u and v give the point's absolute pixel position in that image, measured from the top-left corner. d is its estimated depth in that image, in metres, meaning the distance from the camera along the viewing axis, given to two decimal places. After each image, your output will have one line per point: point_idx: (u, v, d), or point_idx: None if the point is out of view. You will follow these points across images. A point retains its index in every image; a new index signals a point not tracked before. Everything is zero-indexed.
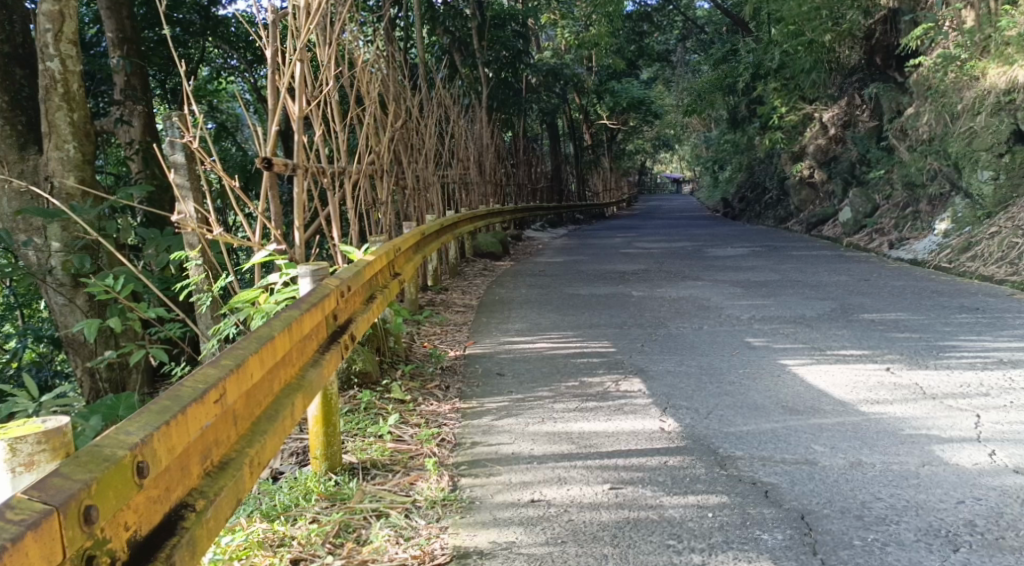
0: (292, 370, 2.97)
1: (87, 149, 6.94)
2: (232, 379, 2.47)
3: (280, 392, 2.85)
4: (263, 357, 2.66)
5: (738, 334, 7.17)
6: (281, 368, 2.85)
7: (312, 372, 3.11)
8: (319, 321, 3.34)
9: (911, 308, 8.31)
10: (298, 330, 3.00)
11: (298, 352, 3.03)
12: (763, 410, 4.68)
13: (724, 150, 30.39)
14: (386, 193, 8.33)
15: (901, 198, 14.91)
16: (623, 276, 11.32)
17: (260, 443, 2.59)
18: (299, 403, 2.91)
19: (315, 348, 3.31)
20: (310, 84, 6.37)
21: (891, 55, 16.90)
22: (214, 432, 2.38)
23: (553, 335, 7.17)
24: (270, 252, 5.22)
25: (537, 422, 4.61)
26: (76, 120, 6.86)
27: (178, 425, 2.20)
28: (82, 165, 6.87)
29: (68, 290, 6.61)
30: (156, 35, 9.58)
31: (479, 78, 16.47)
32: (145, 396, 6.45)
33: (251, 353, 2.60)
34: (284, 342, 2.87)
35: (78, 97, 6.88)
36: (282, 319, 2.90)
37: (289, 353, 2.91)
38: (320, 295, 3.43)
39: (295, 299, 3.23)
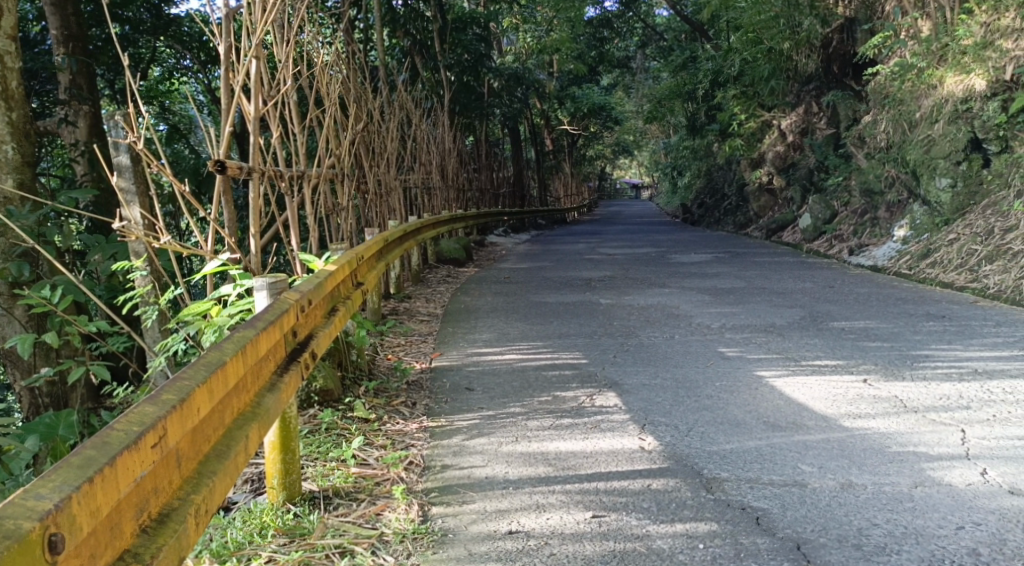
0: (246, 398, 2.70)
1: (26, 150, 6.55)
2: (174, 418, 2.19)
3: (233, 424, 2.58)
4: (212, 389, 2.39)
5: (710, 344, 6.98)
6: (234, 396, 2.58)
7: (268, 398, 2.84)
8: (276, 340, 3.06)
9: (879, 316, 8.18)
10: (253, 352, 2.72)
11: (253, 375, 2.76)
12: (745, 426, 4.48)
13: (684, 156, 30.36)
14: (347, 199, 8.05)
15: (859, 204, 14.84)
16: (589, 283, 11.12)
17: (209, 487, 2.32)
18: (254, 434, 2.64)
19: (272, 371, 3.04)
20: (268, 83, 6.10)
21: (848, 63, 17.01)
22: (152, 480, 2.11)
23: (521, 346, 6.94)
24: (223, 262, 4.94)
25: (510, 442, 4.37)
26: (15, 120, 6.52)
27: (104, 481, 1.92)
28: (22, 167, 6.46)
29: (5, 300, 6.17)
30: (105, 33, 9.22)
31: (440, 82, 16.22)
32: (89, 412, 6.10)
33: (198, 385, 2.33)
34: (237, 367, 2.59)
35: (18, 95, 6.55)
36: (235, 341, 2.63)
37: (242, 379, 2.64)
38: (279, 311, 3.16)
39: (250, 316, 2.95)
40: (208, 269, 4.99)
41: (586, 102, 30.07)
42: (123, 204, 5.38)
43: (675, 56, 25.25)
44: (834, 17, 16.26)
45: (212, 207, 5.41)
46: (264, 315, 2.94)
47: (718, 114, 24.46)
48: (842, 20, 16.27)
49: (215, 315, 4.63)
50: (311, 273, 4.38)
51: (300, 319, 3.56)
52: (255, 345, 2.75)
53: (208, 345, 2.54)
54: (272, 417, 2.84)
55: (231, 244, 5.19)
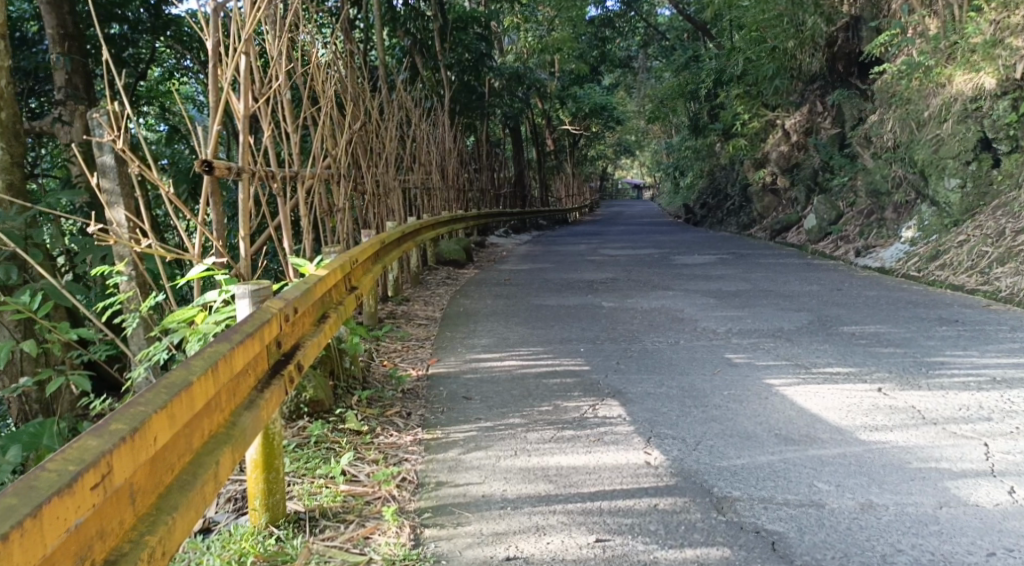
0: (220, 419, 2.48)
1: (16, 150, 6.35)
2: (121, 453, 1.98)
3: (201, 449, 2.37)
4: (174, 414, 2.18)
5: (716, 350, 6.76)
6: (204, 418, 2.37)
7: (245, 418, 2.62)
8: (257, 353, 2.85)
9: (889, 320, 7.96)
10: (228, 368, 2.51)
11: (229, 391, 2.55)
12: (756, 439, 4.25)
13: (686, 156, 30.14)
14: (343, 201, 7.83)
15: (865, 204, 14.63)
16: (591, 285, 10.90)
17: (167, 525, 2.11)
18: (227, 459, 2.44)
19: (252, 386, 2.82)
20: (259, 80, 5.87)
21: (853, 62, 16.75)
22: (97, 522, 1.90)
23: (521, 351, 6.72)
24: (209, 267, 4.71)
25: (509, 456, 4.15)
26: (4, 120, 6.30)
27: (28, 534, 1.71)
28: (11, 168, 6.26)
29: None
30: (103, 33, 9.01)
31: (440, 82, 16.00)
32: (81, 420, 5.89)
33: (156, 412, 2.11)
34: (206, 389, 2.37)
35: (7, 94, 6.35)
36: (204, 358, 2.41)
37: (213, 399, 2.42)
38: (260, 321, 2.94)
39: (228, 327, 2.73)
40: (193, 274, 4.76)
41: (587, 102, 29.84)
42: (107, 207, 5.22)
43: (677, 56, 25.04)
44: (838, 15, 15.99)
45: (200, 209, 5.20)
46: (242, 325, 2.73)
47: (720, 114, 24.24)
48: (848, 18, 16.08)
49: (200, 321, 4.39)
50: (301, 278, 4.16)
51: (286, 328, 3.34)
52: (230, 361, 2.53)
53: (174, 364, 2.33)
54: (251, 438, 2.63)
55: (218, 248, 4.97)
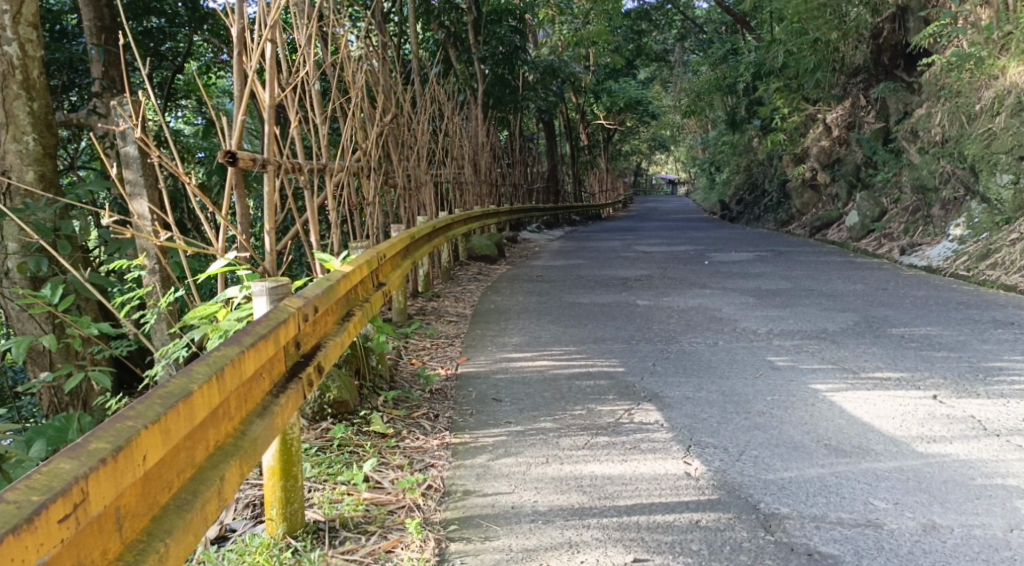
0: (226, 430, 2.32)
1: (48, 141, 6.21)
2: (98, 477, 1.81)
3: (204, 463, 2.21)
4: (166, 430, 2.02)
5: (758, 352, 6.48)
6: (207, 429, 2.21)
7: (257, 426, 2.45)
8: (273, 355, 2.67)
9: (938, 322, 7.64)
10: (235, 374, 2.33)
11: (238, 397, 2.38)
12: (805, 450, 4.00)
13: (723, 151, 29.72)
14: (374, 195, 7.64)
15: (910, 201, 14.20)
16: (626, 282, 10.65)
17: (157, 553, 1.95)
18: (233, 472, 2.27)
19: (267, 391, 2.64)
20: (285, 69, 5.69)
21: (899, 54, 16.32)
22: (71, 555, 1.74)
23: (555, 351, 6.49)
24: (230, 262, 4.53)
25: (540, 464, 3.92)
26: (37, 110, 6.15)
27: None
28: (43, 159, 6.13)
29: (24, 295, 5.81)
30: (142, 25, 8.87)
31: (474, 75, 15.75)
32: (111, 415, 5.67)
33: (143, 429, 1.95)
34: (208, 398, 2.20)
35: (40, 85, 6.17)
36: (206, 365, 2.24)
37: (217, 409, 2.25)
38: (277, 320, 2.75)
39: (241, 328, 2.55)
40: (215, 268, 4.58)
41: (622, 96, 29.47)
42: (130, 198, 5.09)
43: (715, 49, 24.62)
44: (884, 7, 15.85)
45: (224, 202, 5.03)
46: (255, 326, 2.55)
47: (758, 108, 23.84)
48: (894, 8, 15.76)
49: (221, 318, 4.19)
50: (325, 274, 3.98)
51: (306, 327, 3.16)
52: (239, 365, 2.36)
53: (173, 372, 2.16)
54: (263, 447, 2.46)
55: (243, 243, 4.80)
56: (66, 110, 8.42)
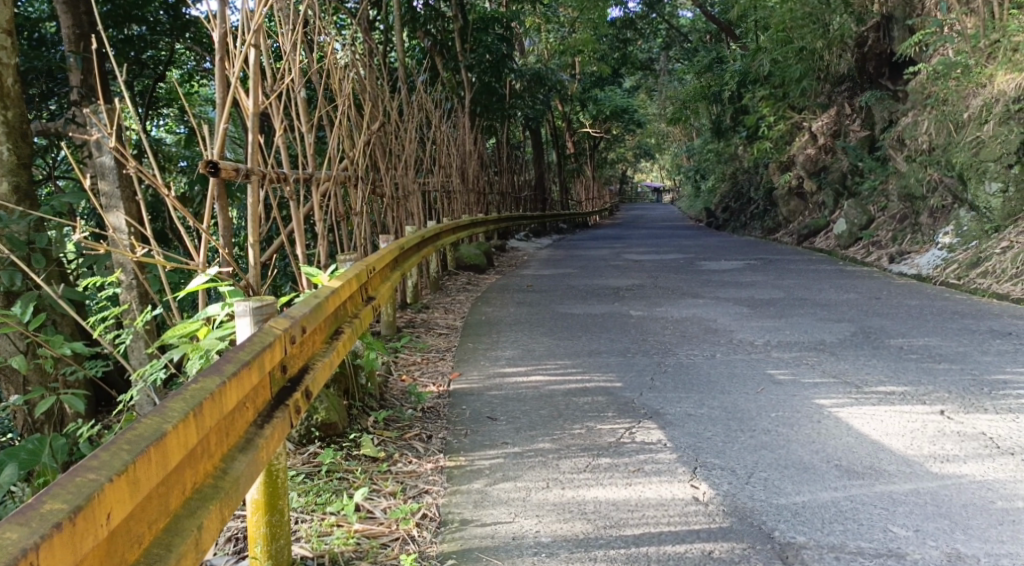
0: (204, 471, 2.12)
1: (23, 151, 5.98)
2: (50, 546, 1.61)
3: (180, 511, 2.01)
4: (134, 480, 1.83)
5: (757, 365, 6.31)
6: (183, 472, 2.02)
7: (239, 464, 2.26)
8: (256, 383, 2.47)
9: (936, 332, 7.50)
10: (214, 410, 2.14)
11: (218, 433, 2.19)
12: (815, 471, 3.83)
13: (708, 158, 29.63)
14: (361, 205, 7.44)
15: (898, 209, 14.08)
16: (616, 292, 10.49)
17: None
18: (213, 518, 2.07)
19: (251, 422, 2.45)
20: (270, 77, 5.49)
21: (884, 62, 16.19)
22: None
23: (549, 365, 6.31)
24: (211, 278, 4.31)
25: (540, 489, 3.73)
26: (11, 119, 5.93)
27: None
28: (18, 169, 5.91)
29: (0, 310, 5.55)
30: (122, 33, 8.63)
31: (460, 84, 15.54)
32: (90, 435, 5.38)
33: (107, 481, 1.76)
34: (183, 440, 2.00)
35: (14, 93, 5.95)
36: (181, 402, 2.05)
37: (194, 450, 2.05)
38: (261, 344, 2.55)
39: (222, 354, 2.35)
40: (195, 285, 4.37)
41: (608, 104, 29.36)
42: (106, 210, 4.88)
43: (700, 58, 24.54)
44: (869, 15, 15.68)
45: (206, 215, 4.82)
46: (237, 353, 2.36)
47: (743, 116, 23.80)
48: (879, 17, 15.65)
49: (203, 336, 3.98)
50: (312, 290, 3.78)
51: (294, 347, 2.97)
52: (219, 399, 2.17)
53: (144, 411, 1.98)
54: (247, 485, 2.27)
55: (225, 258, 4.59)
56: (45, 119, 8.18)
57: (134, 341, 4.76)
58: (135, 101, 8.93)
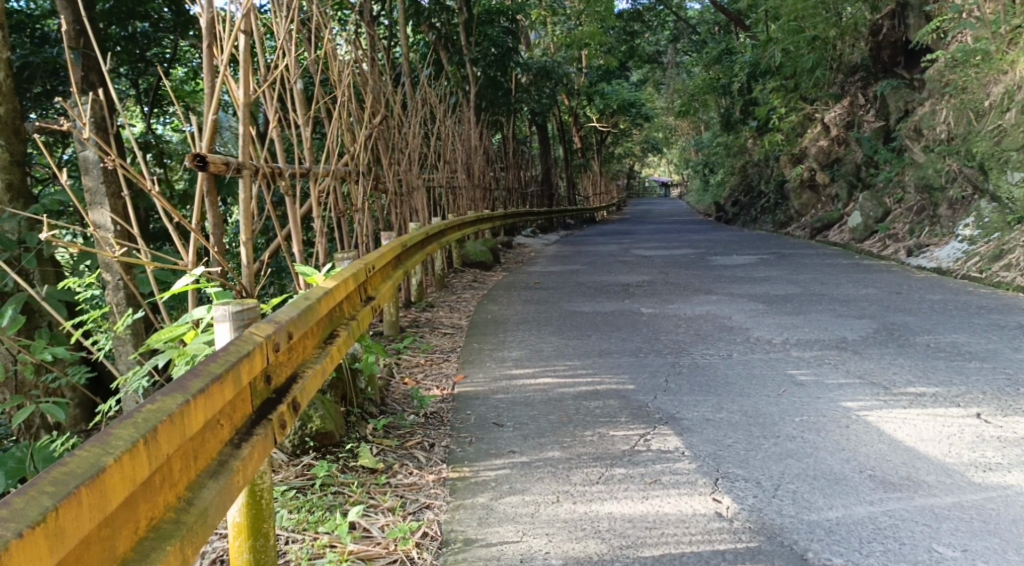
0: (159, 507, 1.87)
1: (16, 149, 5.63)
2: None
3: (129, 556, 1.77)
4: (58, 530, 1.58)
5: (777, 366, 6.03)
6: (129, 510, 1.77)
7: (205, 493, 2.01)
8: (231, 399, 2.21)
9: (961, 329, 7.22)
10: (170, 435, 1.90)
11: (180, 460, 1.95)
12: (848, 482, 3.56)
13: (717, 152, 29.32)
14: (362, 202, 7.18)
15: (914, 201, 13.75)
16: (626, 289, 10.21)
17: None
18: (170, 560, 1.83)
19: (225, 443, 2.19)
20: (263, 66, 5.23)
21: (899, 50, 16.05)
22: None
23: (557, 366, 6.03)
24: (195, 278, 4.00)
25: (551, 503, 3.45)
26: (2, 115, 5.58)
27: None
28: (11, 166, 5.55)
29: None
30: (125, 30, 8.29)
31: (466, 78, 15.25)
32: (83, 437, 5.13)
33: (19, 535, 1.51)
34: (128, 477, 1.75)
35: (7, 89, 5.60)
36: (128, 429, 1.80)
37: (142, 486, 1.80)
38: (240, 353, 2.29)
39: (189, 368, 2.10)
40: (180, 285, 4.05)
41: (615, 98, 29.04)
42: (91, 207, 4.61)
43: (709, 49, 24.22)
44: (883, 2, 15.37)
45: (195, 212, 4.54)
46: (208, 364, 2.11)
47: (754, 108, 23.47)
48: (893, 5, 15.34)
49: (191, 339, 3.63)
50: (304, 291, 3.52)
51: (281, 353, 2.71)
52: (177, 423, 1.92)
53: (83, 442, 1.73)
54: (216, 517, 2.03)
55: (217, 258, 4.32)
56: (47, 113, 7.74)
57: (119, 341, 4.51)
58: (138, 98, 8.66)
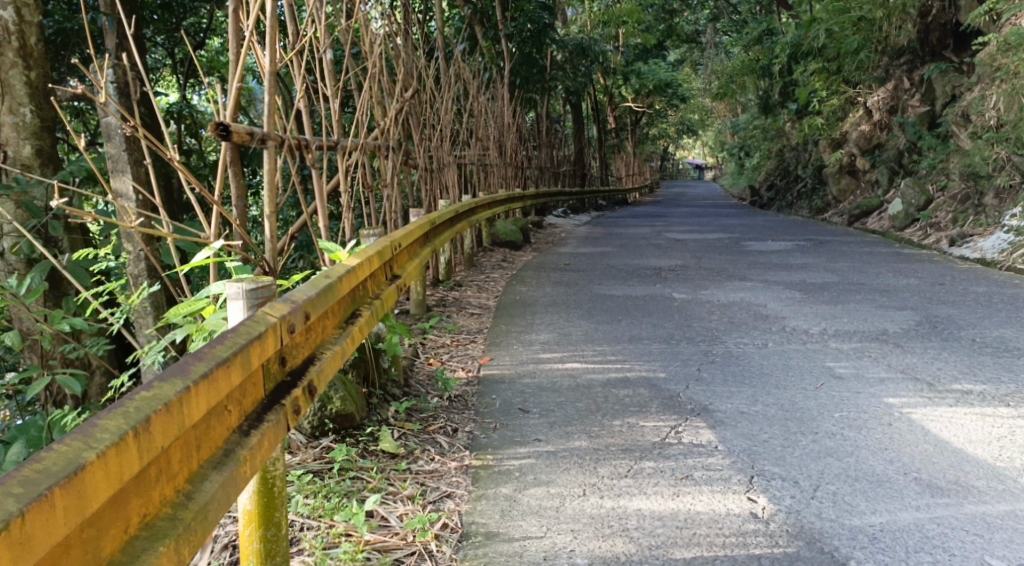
0: (151, 504, 1.74)
1: (48, 113, 5.39)
2: None
3: (116, 558, 1.64)
4: (26, 537, 1.44)
5: (815, 358, 5.83)
6: (115, 510, 1.64)
7: (204, 487, 1.88)
8: (239, 384, 2.07)
9: (1007, 324, 6.96)
10: (165, 427, 1.77)
11: (177, 452, 1.83)
12: (893, 486, 3.42)
13: (755, 135, 28.87)
14: (391, 177, 7.04)
15: (958, 189, 13.38)
16: (658, 272, 10.01)
17: None
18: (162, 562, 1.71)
19: (232, 432, 2.06)
20: (292, 33, 5.07)
21: (949, 33, 15.64)
22: None
23: (586, 351, 5.87)
24: (214, 251, 3.83)
25: (577, 496, 3.30)
26: (33, 80, 5.33)
27: None
28: (42, 132, 5.32)
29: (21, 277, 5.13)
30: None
31: (501, 54, 15.00)
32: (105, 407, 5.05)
33: None
34: (113, 474, 1.62)
35: (39, 52, 5.36)
36: (116, 421, 1.67)
37: (131, 483, 1.67)
38: (250, 336, 2.15)
39: (191, 351, 1.96)
40: (199, 259, 3.88)
41: (652, 78, 28.62)
42: (112, 175, 4.44)
43: (750, 29, 23.76)
44: None
45: (218, 182, 4.37)
46: (213, 347, 1.97)
47: (794, 91, 23.04)
48: None
49: (209, 315, 3.49)
50: (326, 269, 3.38)
51: (298, 334, 2.58)
52: (173, 413, 1.79)
53: (63, 435, 1.60)
54: (217, 511, 1.90)
55: (240, 232, 4.16)
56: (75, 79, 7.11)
57: (139, 313, 4.39)
58: (174, 68, 8.53)
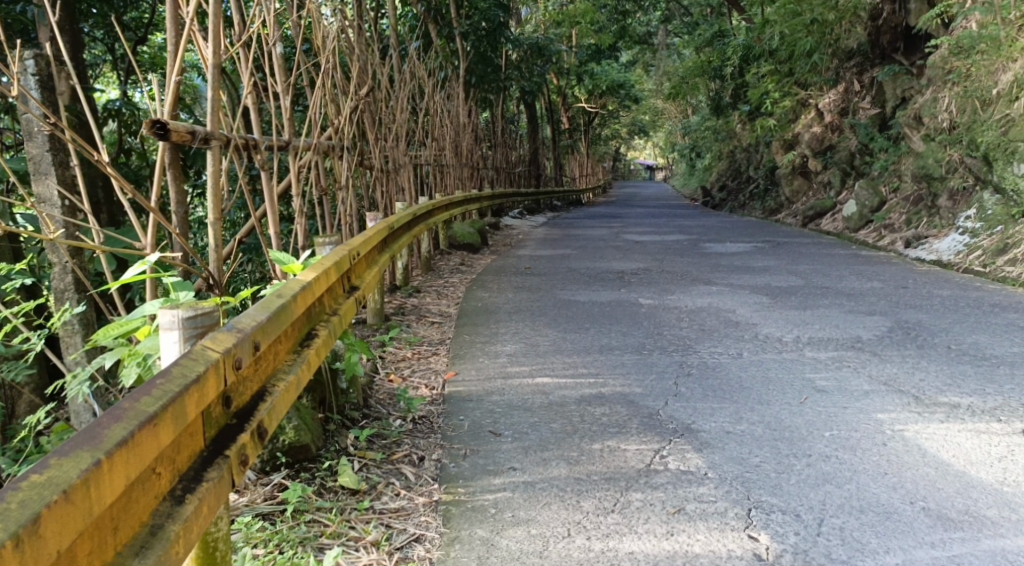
0: None
1: None
2: None
3: None
4: None
5: (794, 368, 5.57)
6: None
7: None
8: (167, 445, 1.78)
9: (979, 329, 6.78)
10: (60, 522, 1.48)
11: (83, 545, 1.54)
12: (901, 518, 3.16)
13: (706, 134, 28.91)
14: (346, 179, 6.65)
15: (911, 190, 13.31)
16: (622, 277, 9.74)
17: None
18: None
19: (162, 503, 1.77)
20: (238, 23, 4.68)
21: (899, 36, 15.51)
22: None
23: (556, 364, 5.55)
24: (146, 265, 3.37)
25: (561, 537, 3.00)
26: None
27: None
28: None
29: None
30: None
31: (456, 53, 14.61)
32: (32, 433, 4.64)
33: None
34: None
35: None
36: None
37: None
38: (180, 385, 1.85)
39: (103, 413, 1.68)
40: (129, 276, 3.41)
41: (604, 79, 28.40)
42: (34, 178, 3.97)
43: (701, 31, 23.60)
44: None
45: (155, 187, 3.96)
46: (125, 408, 1.68)
47: (744, 92, 23.01)
48: None
49: (145, 339, 3.09)
50: (278, 286, 3.02)
51: (247, 366, 2.24)
52: (71, 503, 1.50)
53: None
54: None
55: (181, 242, 3.76)
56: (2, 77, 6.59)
57: (68, 333, 3.97)
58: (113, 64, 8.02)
